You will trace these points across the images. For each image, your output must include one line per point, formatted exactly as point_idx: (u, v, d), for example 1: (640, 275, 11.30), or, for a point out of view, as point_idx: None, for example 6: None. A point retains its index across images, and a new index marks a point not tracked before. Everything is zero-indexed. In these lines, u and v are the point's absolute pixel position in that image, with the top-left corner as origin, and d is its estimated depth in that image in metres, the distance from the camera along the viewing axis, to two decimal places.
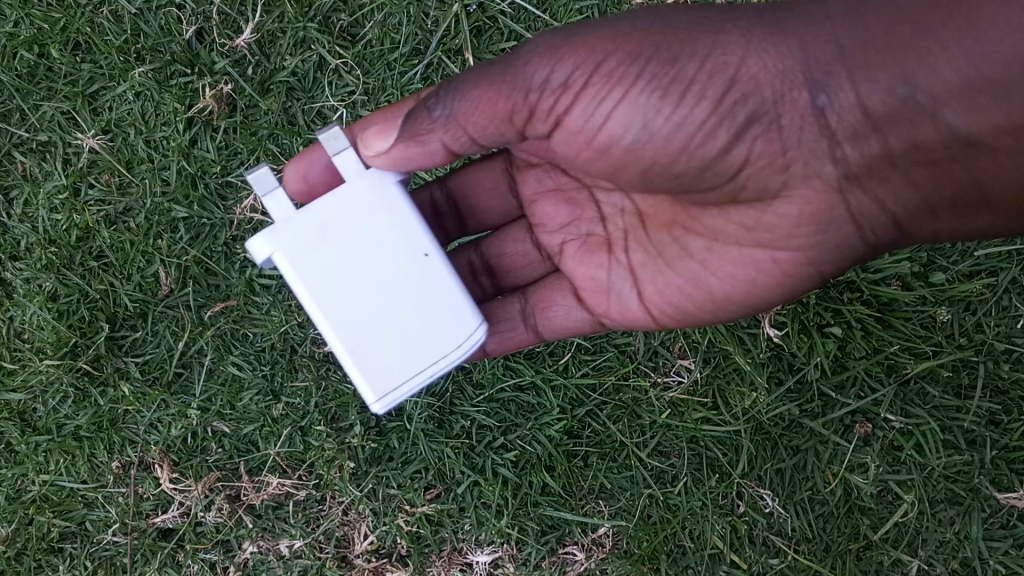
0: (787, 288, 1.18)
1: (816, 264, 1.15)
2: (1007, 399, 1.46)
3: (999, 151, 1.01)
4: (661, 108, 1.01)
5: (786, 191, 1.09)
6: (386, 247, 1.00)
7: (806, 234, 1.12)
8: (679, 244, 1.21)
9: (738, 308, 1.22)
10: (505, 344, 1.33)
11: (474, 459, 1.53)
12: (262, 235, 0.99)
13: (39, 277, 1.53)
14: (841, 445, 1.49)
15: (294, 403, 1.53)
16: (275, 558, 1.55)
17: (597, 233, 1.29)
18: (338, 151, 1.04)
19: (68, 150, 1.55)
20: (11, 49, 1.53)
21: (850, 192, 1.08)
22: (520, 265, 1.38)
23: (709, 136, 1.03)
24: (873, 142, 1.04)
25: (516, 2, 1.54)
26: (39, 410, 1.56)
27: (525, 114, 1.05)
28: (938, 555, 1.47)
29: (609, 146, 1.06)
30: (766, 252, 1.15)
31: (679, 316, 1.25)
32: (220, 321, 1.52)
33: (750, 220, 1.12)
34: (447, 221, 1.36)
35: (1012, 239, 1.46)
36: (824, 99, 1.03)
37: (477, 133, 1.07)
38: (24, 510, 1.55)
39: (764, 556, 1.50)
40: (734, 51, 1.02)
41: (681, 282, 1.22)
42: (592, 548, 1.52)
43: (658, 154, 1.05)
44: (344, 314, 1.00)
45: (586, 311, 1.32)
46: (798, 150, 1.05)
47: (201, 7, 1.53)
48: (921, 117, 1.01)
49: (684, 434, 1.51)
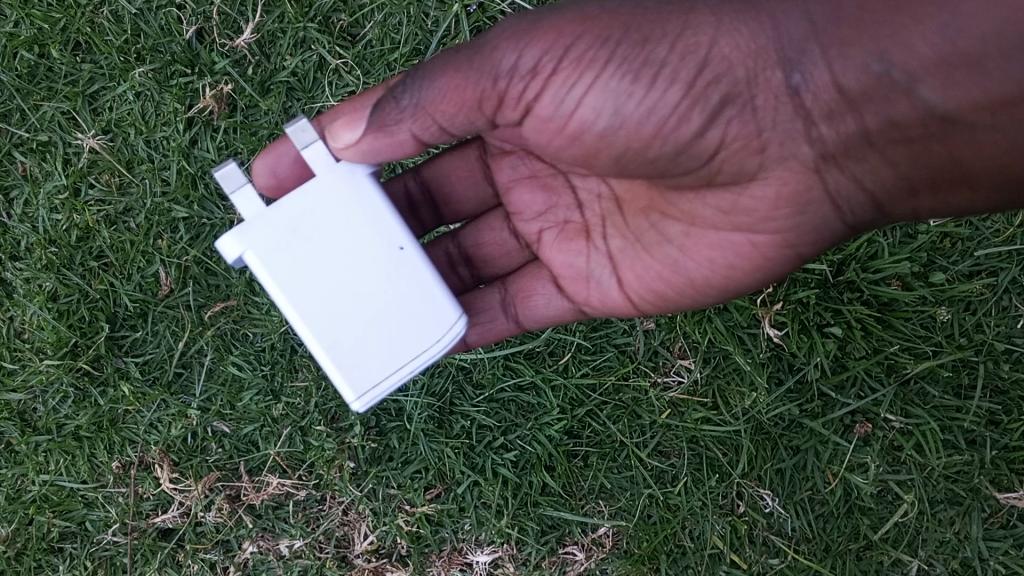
0: (765, 270, 1.18)
1: (795, 246, 1.16)
2: (1007, 399, 1.46)
3: (977, 127, 1.00)
4: (633, 92, 1.01)
5: (762, 172, 1.09)
6: (360, 243, 1.00)
7: (784, 217, 1.12)
8: (657, 229, 1.21)
9: (717, 292, 1.22)
10: (485, 335, 1.34)
11: (474, 459, 1.53)
12: (231, 234, 0.98)
13: (39, 277, 1.53)
14: (841, 445, 1.49)
15: (294, 403, 1.53)
16: (275, 558, 1.55)
17: (575, 219, 1.29)
18: (306, 143, 1.04)
19: (69, 150, 1.55)
20: (11, 49, 1.53)
21: (827, 172, 1.09)
22: (499, 255, 1.37)
23: (683, 119, 1.02)
24: (848, 121, 1.04)
25: (516, 3, 1.54)
26: (39, 410, 1.56)
27: (495, 101, 1.05)
28: (937, 555, 1.47)
29: (581, 133, 1.06)
30: (743, 235, 1.15)
31: (659, 301, 1.26)
32: (220, 321, 1.53)
33: (727, 203, 1.13)
34: (422, 212, 1.36)
35: (1011, 239, 1.46)
36: (798, 78, 1.03)
37: (446, 121, 1.07)
38: (24, 510, 1.55)
39: (764, 556, 1.50)
40: (705, 31, 1.01)
41: (660, 267, 1.22)
42: (592, 548, 1.52)
43: (632, 140, 1.05)
44: (321, 312, 0.99)
45: (566, 300, 1.32)
46: (773, 132, 1.06)
47: (201, 7, 1.53)
48: (896, 95, 1.00)
49: (684, 435, 1.51)
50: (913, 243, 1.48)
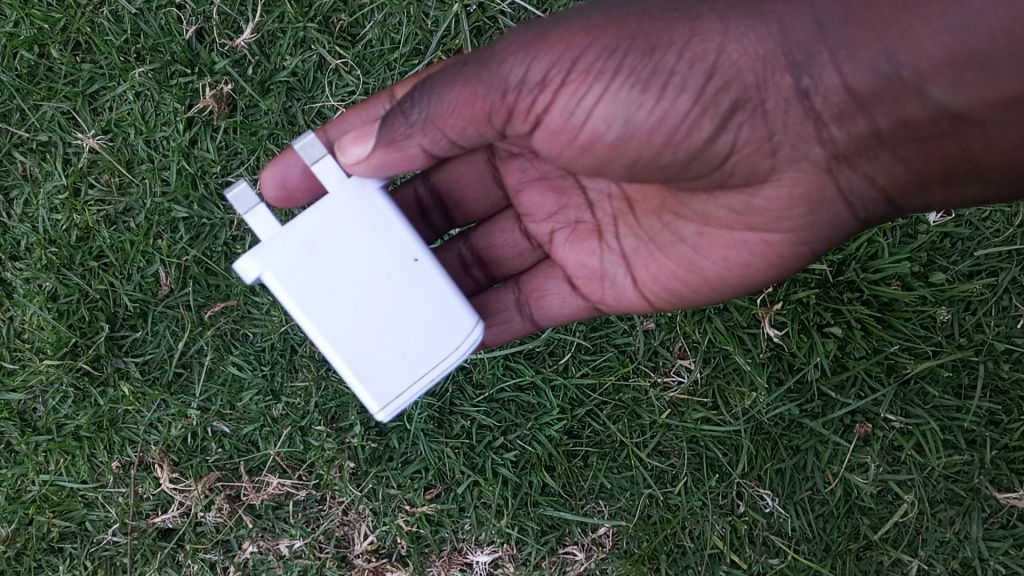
0: (779, 267, 1.19)
1: (809, 243, 1.16)
2: (1008, 399, 1.46)
3: (988, 124, 1.00)
4: (642, 103, 1.00)
5: (774, 175, 1.09)
6: (374, 257, 1.00)
7: (798, 216, 1.13)
8: (670, 229, 1.22)
9: (732, 289, 1.23)
10: (502, 336, 1.34)
11: (474, 459, 1.53)
12: (249, 255, 0.98)
13: (39, 277, 1.53)
14: (841, 445, 1.49)
15: (294, 403, 1.53)
16: (275, 558, 1.55)
17: (586, 219, 1.29)
18: (316, 159, 1.04)
19: (69, 150, 1.55)
20: (11, 49, 1.53)
21: (840, 172, 1.09)
22: (510, 255, 1.37)
23: (693, 127, 1.02)
24: (860, 122, 1.04)
25: (516, 3, 1.53)
26: (40, 410, 1.56)
27: (505, 114, 1.04)
28: (937, 555, 1.47)
29: (593, 142, 1.05)
30: (757, 235, 1.16)
31: (673, 299, 1.26)
32: (219, 321, 1.53)
33: (740, 204, 1.13)
34: (433, 216, 1.36)
35: (1011, 239, 1.46)
36: (807, 81, 1.02)
37: (455, 134, 1.05)
38: (24, 510, 1.55)
39: (764, 556, 1.50)
40: (712, 38, 1.00)
41: (675, 266, 1.23)
42: (592, 548, 1.53)
43: (643, 148, 1.04)
44: (340, 327, 0.99)
45: (581, 298, 1.32)
46: (784, 135, 1.05)
47: (201, 7, 1.53)
48: (907, 95, 1.00)
49: (684, 434, 1.51)
50: (913, 243, 1.48)
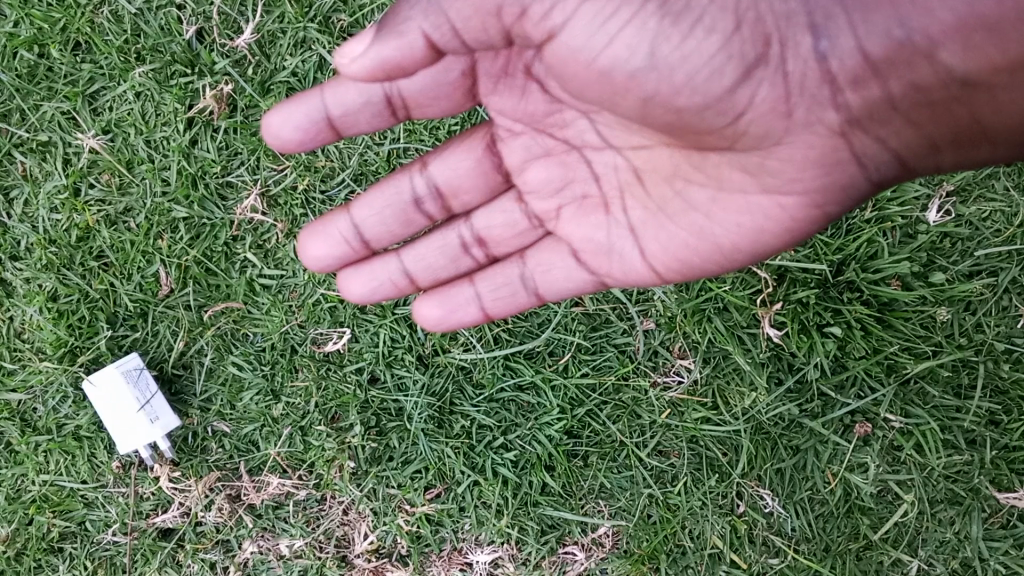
0: (797, 232, 1.14)
1: (824, 207, 1.11)
2: (1008, 399, 1.46)
3: (997, 88, 0.99)
4: (670, 35, 0.97)
5: (787, 137, 1.05)
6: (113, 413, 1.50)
7: (814, 177, 1.08)
8: (682, 197, 1.18)
9: (745, 257, 1.18)
10: (507, 306, 1.38)
11: (474, 459, 1.53)
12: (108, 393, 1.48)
13: (39, 277, 1.54)
14: (841, 445, 1.49)
15: (294, 403, 1.53)
16: (275, 558, 1.56)
17: (592, 193, 1.27)
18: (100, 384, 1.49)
19: (68, 150, 1.55)
20: (11, 49, 1.53)
21: (854, 136, 1.05)
22: (511, 235, 1.35)
23: (717, 73, 0.99)
24: (874, 87, 1.02)
25: None
26: (39, 410, 1.55)
27: (517, 13, 0.97)
28: (937, 555, 1.48)
29: (610, 71, 1.00)
30: (771, 198, 1.11)
31: (686, 271, 1.22)
32: (219, 321, 1.53)
33: (753, 165, 1.09)
34: (429, 206, 1.34)
35: (1012, 239, 1.45)
36: (825, 44, 1.00)
37: (461, 21, 0.99)
38: (24, 510, 1.56)
39: (763, 555, 1.51)
40: None
41: (687, 235, 1.19)
42: (592, 548, 1.53)
43: (662, 85, 1.00)
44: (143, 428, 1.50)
45: (587, 272, 1.30)
46: (801, 97, 1.02)
47: (201, 7, 1.52)
48: (919, 59, 0.98)
49: (684, 434, 1.51)
50: (912, 243, 1.48)
